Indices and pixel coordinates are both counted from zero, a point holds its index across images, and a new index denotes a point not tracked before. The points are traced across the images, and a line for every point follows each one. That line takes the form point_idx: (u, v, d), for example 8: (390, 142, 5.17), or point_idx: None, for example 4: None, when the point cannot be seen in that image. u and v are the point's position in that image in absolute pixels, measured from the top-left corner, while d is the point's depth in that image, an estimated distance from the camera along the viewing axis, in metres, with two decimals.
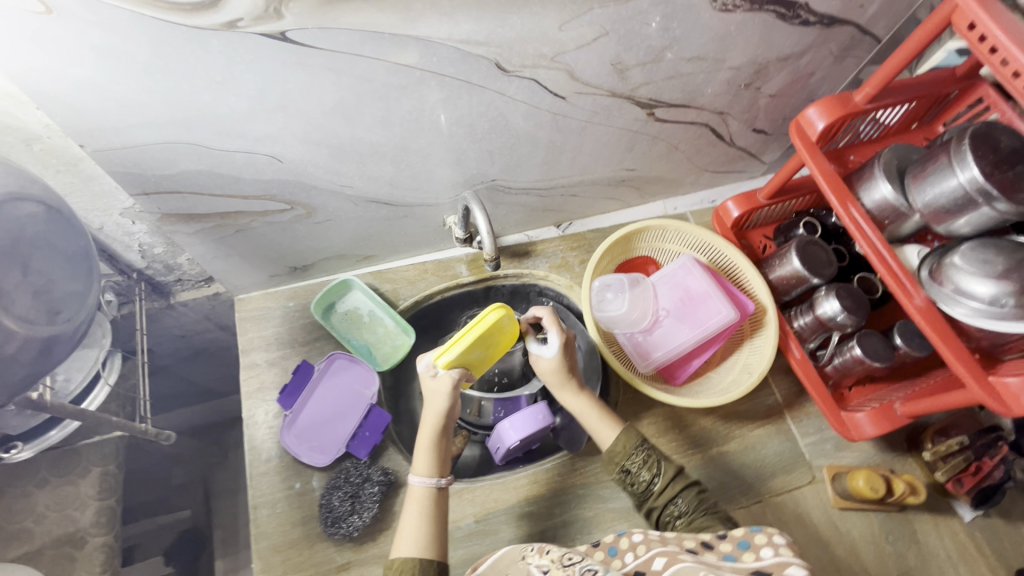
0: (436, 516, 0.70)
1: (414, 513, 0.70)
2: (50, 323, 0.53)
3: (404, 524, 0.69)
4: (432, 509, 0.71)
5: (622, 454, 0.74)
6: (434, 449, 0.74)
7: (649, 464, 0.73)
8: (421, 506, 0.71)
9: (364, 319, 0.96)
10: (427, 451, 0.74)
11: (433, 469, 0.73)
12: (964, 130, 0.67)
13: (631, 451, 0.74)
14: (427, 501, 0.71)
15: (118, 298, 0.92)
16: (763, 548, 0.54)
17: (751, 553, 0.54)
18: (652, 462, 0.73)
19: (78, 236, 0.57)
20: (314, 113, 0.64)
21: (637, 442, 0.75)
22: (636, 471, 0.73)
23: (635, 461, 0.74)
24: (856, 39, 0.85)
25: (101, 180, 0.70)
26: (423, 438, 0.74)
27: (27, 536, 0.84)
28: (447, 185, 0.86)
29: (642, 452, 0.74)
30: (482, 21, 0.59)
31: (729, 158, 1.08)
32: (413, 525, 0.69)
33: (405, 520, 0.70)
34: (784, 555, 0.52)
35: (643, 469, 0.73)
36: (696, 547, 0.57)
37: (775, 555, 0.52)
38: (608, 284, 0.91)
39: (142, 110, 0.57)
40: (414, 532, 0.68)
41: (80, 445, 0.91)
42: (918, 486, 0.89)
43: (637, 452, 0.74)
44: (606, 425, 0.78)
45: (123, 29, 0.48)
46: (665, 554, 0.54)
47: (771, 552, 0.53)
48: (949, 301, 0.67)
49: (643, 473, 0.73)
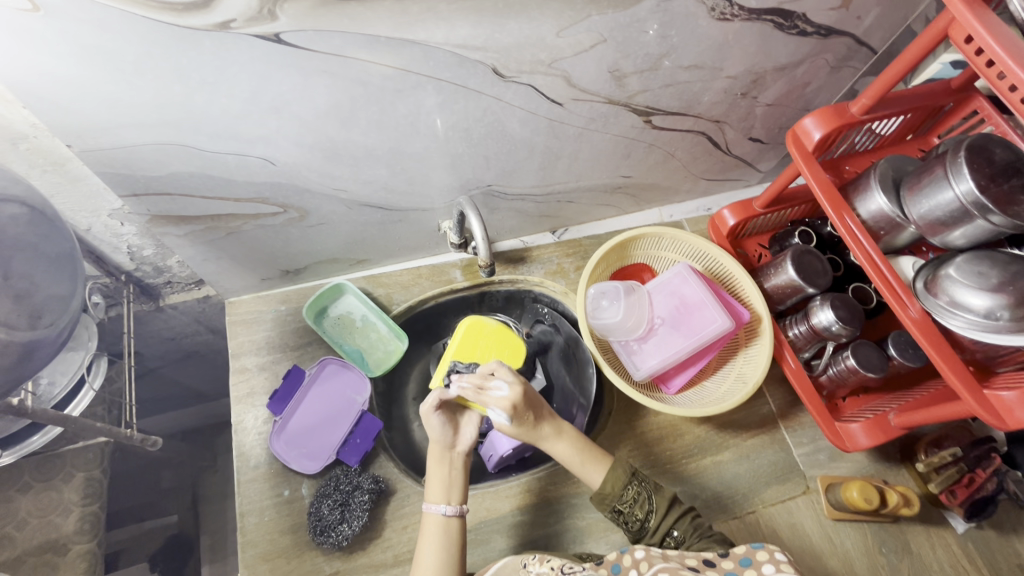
0: (453, 541, 0.71)
1: (428, 542, 0.70)
2: (32, 327, 0.52)
3: (420, 552, 0.70)
4: (446, 533, 0.71)
5: (612, 495, 0.74)
6: (444, 477, 0.76)
7: (641, 501, 0.74)
8: (434, 534, 0.71)
9: (356, 323, 0.95)
10: (437, 481, 0.75)
11: (443, 496, 0.74)
12: (959, 143, 0.67)
13: (621, 490, 0.74)
14: (441, 529, 0.71)
15: (106, 301, 0.90)
16: (765, 566, 0.54)
17: (752, 571, 0.54)
18: (644, 498, 0.74)
19: (63, 238, 0.56)
20: (309, 116, 0.63)
21: (626, 480, 0.75)
22: (628, 511, 0.74)
23: (626, 500, 0.74)
24: (853, 50, 0.85)
25: (88, 180, 0.68)
26: (433, 469, 0.77)
27: (8, 543, 0.82)
28: (443, 190, 0.86)
29: (632, 489, 0.75)
30: (479, 26, 0.58)
31: (725, 166, 1.08)
32: (431, 552, 0.69)
33: (421, 548, 0.70)
34: (786, 571, 0.52)
35: (635, 507, 0.74)
36: (698, 564, 0.57)
37: (777, 572, 0.52)
38: (603, 293, 0.91)
39: (131, 111, 0.56)
40: (431, 558, 0.68)
41: (65, 449, 0.90)
42: (912, 498, 0.88)
43: (627, 488, 0.74)
44: (594, 467, 0.78)
45: (111, 25, 0.47)
46: (668, 570, 0.56)
47: (772, 568, 0.53)
48: (944, 314, 0.67)
49: (636, 512, 0.74)
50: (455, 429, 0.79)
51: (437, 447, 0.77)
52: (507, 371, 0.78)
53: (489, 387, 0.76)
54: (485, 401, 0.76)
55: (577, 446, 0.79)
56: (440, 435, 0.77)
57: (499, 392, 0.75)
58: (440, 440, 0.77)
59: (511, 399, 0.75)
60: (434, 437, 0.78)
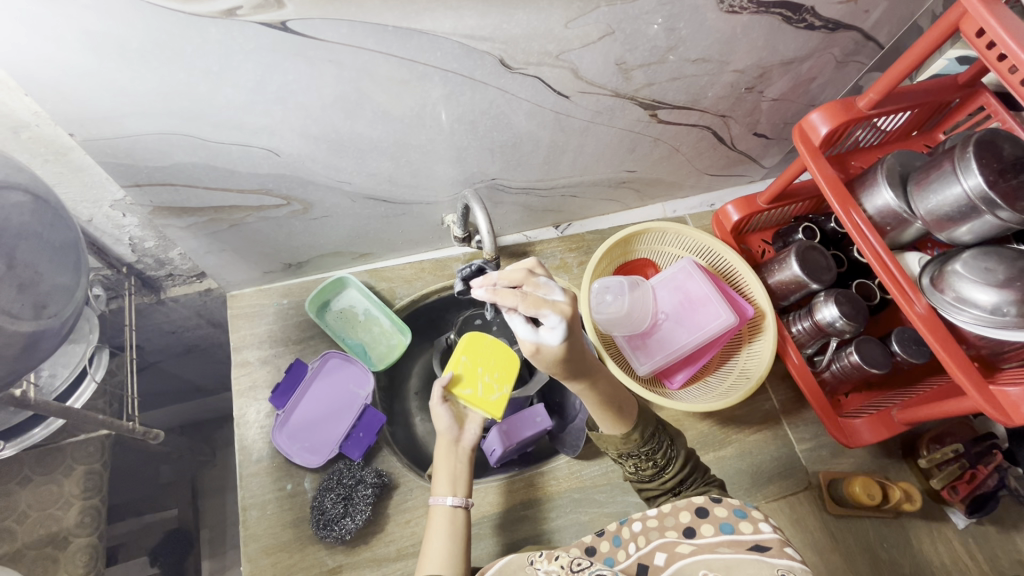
0: (459, 533, 0.70)
1: (436, 534, 0.69)
2: (36, 318, 0.51)
3: (427, 544, 0.69)
4: (453, 527, 0.70)
5: (632, 446, 0.70)
6: (450, 469, 0.75)
7: (662, 449, 0.71)
8: (441, 527, 0.70)
9: (359, 317, 0.95)
10: (444, 472, 0.75)
11: (450, 489, 0.73)
12: (968, 138, 0.67)
13: (646, 439, 0.70)
14: (448, 519, 0.70)
15: (107, 293, 0.90)
16: (761, 522, 0.53)
17: (748, 525, 0.53)
18: (664, 447, 0.71)
19: (66, 227, 0.55)
20: (314, 107, 0.62)
21: (650, 430, 0.71)
22: (648, 457, 0.70)
23: (648, 449, 0.70)
24: (860, 45, 0.85)
25: (91, 171, 0.68)
26: (439, 461, 0.76)
27: (9, 536, 0.82)
28: (447, 183, 0.85)
29: (654, 438, 0.71)
30: (488, 16, 0.57)
31: (729, 161, 1.08)
32: (438, 544, 0.68)
33: (428, 540, 0.69)
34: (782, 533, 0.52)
35: (654, 455, 0.70)
36: (692, 522, 0.56)
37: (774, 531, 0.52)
38: (608, 287, 0.89)
39: (135, 99, 0.55)
40: (439, 550, 0.67)
41: (65, 443, 0.89)
42: (914, 494, 0.88)
43: (650, 440, 0.70)
44: (615, 417, 0.70)
45: (117, 13, 0.46)
46: (665, 548, 0.55)
47: (769, 526, 0.53)
48: (950, 309, 0.67)
49: (653, 458, 0.70)
50: (460, 422, 0.79)
51: (442, 440, 0.77)
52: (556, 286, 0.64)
53: (540, 291, 0.63)
54: (539, 306, 0.60)
55: (607, 394, 0.70)
56: (446, 429, 0.77)
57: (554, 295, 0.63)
58: (446, 435, 0.77)
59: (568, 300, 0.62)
60: (440, 431, 0.78)
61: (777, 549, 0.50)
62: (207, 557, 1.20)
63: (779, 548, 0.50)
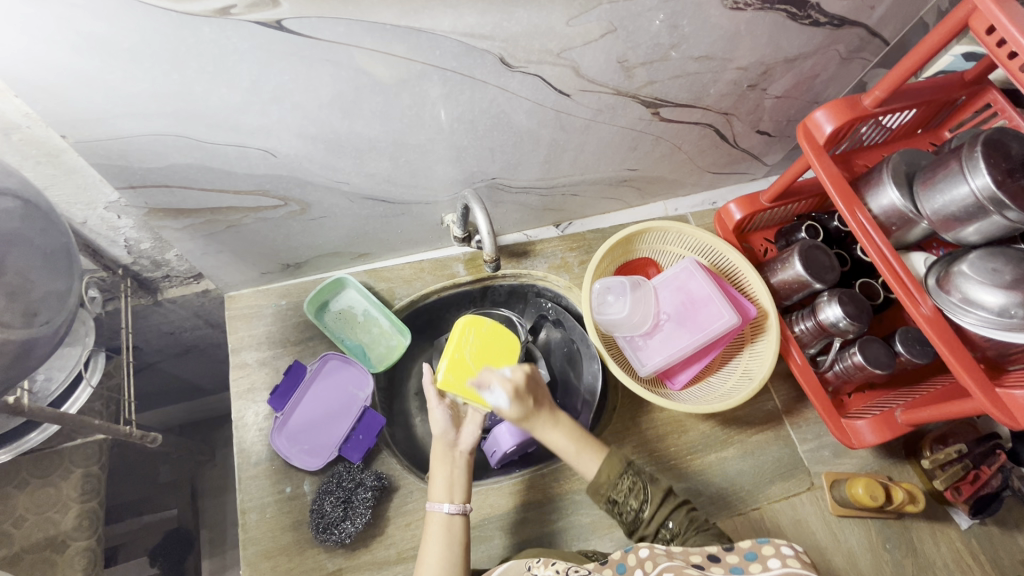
0: (454, 541, 0.69)
1: (432, 541, 0.69)
2: (28, 326, 0.50)
3: (423, 551, 0.69)
4: (450, 534, 0.70)
5: (607, 485, 0.73)
6: (447, 473, 0.75)
7: (636, 491, 0.73)
8: (437, 534, 0.70)
9: (357, 318, 0.94)
10: (441, 477, 0.74)
11: (446, 495, 0.73)
12: (975, 137, 0.66)
13: (615, 480, 0.73)
14: (444, 527, 0.70)
15: (102, 295, 0.88)
16: (770, 559, 0.53)
17: (758, 564, 0.53)
18: (639, 488, 0.73)
19: (58, 232, 0.54)
20: (311, 107, 0.61)
21: (622, 469, 0.73)
22: (623, 501, 0.72)
23: (621, 490, 0.72)
24: (865, 41, 0.84)
25: (85, 173, 0.67)
26: (436, 465, 0.76)
27: (6, 540, 0.81)
28: (446, 182, 0.84)
29: (628, 479, 0.73)
30: (488, 13, 0.56)
31: (731, 159, 1.07)
32: (433, 552, 0.68)
33: (426, 547, 0.69)
34: (791, 566, 0.51)
35: (630, 497, 0.72)
36: (703, 561, 0.56)
37: (782, 567, 0.51)
38: (609, 287, 0.90)
39: (127, 100, 0.54)
40: (434, 558, 0.67)
41: (62, 446, 0.88)
42: (917, 495, 0.88)
43: (623, 479, 0.73)
44: (588, 453, 0.75)
45: (106, 13, 0.45)
46: (671, 571, 0.54)
47: (778, 563, 0.52)
48: (956, 311, 0.66)
49: (631, 502, 0.72)
50: (458, 425, 0.79)
51: (438, 443, 0.77)
52: (509, 380, 0.75)
53: (490, 391, 0.75)
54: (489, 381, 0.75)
55: (572, 435, 0.76)
56: (443, 432, 0.78)
57: (498, 399, 0.75)
58: (443, 437, 0.77)
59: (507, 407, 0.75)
60: (436, 433, 0.78)
61: None
62: (207, 557, 1.21)
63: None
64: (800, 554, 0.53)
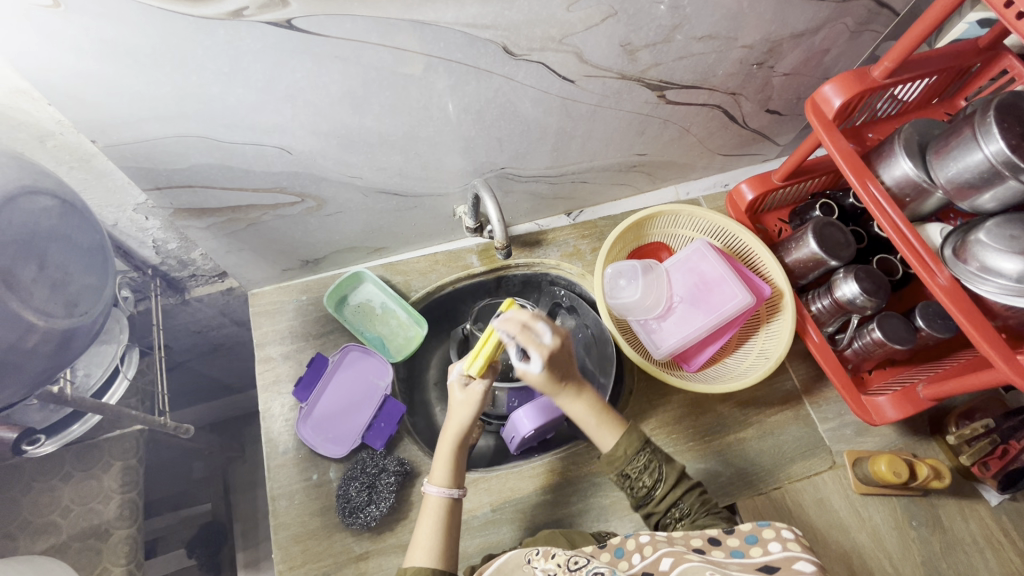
0: (449, 524, 0.72)
1: (427, 525, 0.71)
2: (68, 316, 0.54)
3: (418, 531, 0.71)
4: (445, 519, 0.72)
5: (622, 460, 0.74)
6: (451, 460, 0.75)
7: (651, 469, 0.74)
8: (434, 516, 0.72)
9: (376, 311, 0.96)
10: (444, 463, 0.75)
11: (450, 480, 0.74)
12: (989, 102, 0.65)
13: (632, 456, 0.74)
14: (442, 511, 0.72)
15: (134, 295, 0.93)
16: (771, 543, 0.55)
17: (759, 548, 0.55)
18: (653, 467, 0.74)
19: (93, 230, 0.58)
20: (323, 103, 0.63)
21: (639, 447, 0.74)
22: (637, 477, 0.74)
23: (636, 467, 0.74)
24: (874, 12, 0.82)
25: (114, 176, 0.70)
26: (443, 449, 0.76)
27: (54, 529, 0.85)
28: (456, 174, 0.86)
29: (644, 457, 0.74)
30: (489, 4, 0.58)
31: (743, 140, 1.06)
32: (428, 535, 0.70)
33: (421, 529, 0.71)
34: (793, 550, 0.53)
35: (644, 474, 0.74)
36: (704, 545, 0.58)
37: (783, 551, 0.53)
38: (621, 272, 0.91)
39: (152, 103, 0.57)
40: (428, 541, 0.69)
41: (101, 439, 0.93)
42: (942, 470, 0.86)
43: (639, 457, 0.74)
44: (607, 429, 0.76)
45: (128, 20, 0.48)
46: (672, 554, 0.55)
47: (778, 546, 0.54)
48: (974, 280, 0.65)
49: (644, 479, 0.74)
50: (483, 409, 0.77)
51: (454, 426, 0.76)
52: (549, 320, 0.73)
53: (534, 330, 0.70)
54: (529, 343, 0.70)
55: (594, 408, 0.76)
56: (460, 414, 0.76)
57: (545, 337, 0.70)
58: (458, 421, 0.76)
59: (554, 346, 0.70)
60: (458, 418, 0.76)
61: (785, 568, 0.51)
62: (241, 548, 1.26)
63: (787, 567, 0.51)
64: (802, 538, 0.55)
